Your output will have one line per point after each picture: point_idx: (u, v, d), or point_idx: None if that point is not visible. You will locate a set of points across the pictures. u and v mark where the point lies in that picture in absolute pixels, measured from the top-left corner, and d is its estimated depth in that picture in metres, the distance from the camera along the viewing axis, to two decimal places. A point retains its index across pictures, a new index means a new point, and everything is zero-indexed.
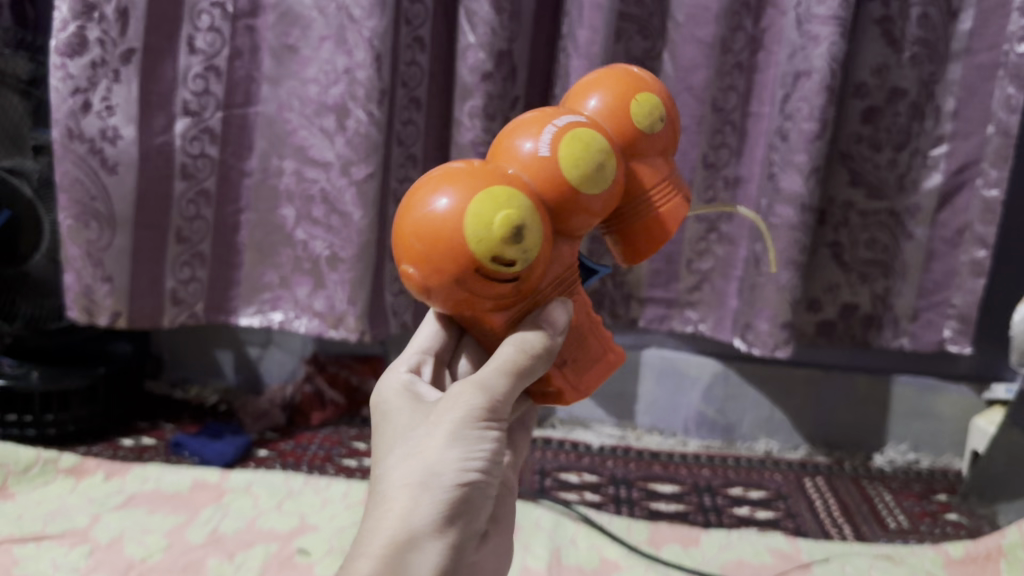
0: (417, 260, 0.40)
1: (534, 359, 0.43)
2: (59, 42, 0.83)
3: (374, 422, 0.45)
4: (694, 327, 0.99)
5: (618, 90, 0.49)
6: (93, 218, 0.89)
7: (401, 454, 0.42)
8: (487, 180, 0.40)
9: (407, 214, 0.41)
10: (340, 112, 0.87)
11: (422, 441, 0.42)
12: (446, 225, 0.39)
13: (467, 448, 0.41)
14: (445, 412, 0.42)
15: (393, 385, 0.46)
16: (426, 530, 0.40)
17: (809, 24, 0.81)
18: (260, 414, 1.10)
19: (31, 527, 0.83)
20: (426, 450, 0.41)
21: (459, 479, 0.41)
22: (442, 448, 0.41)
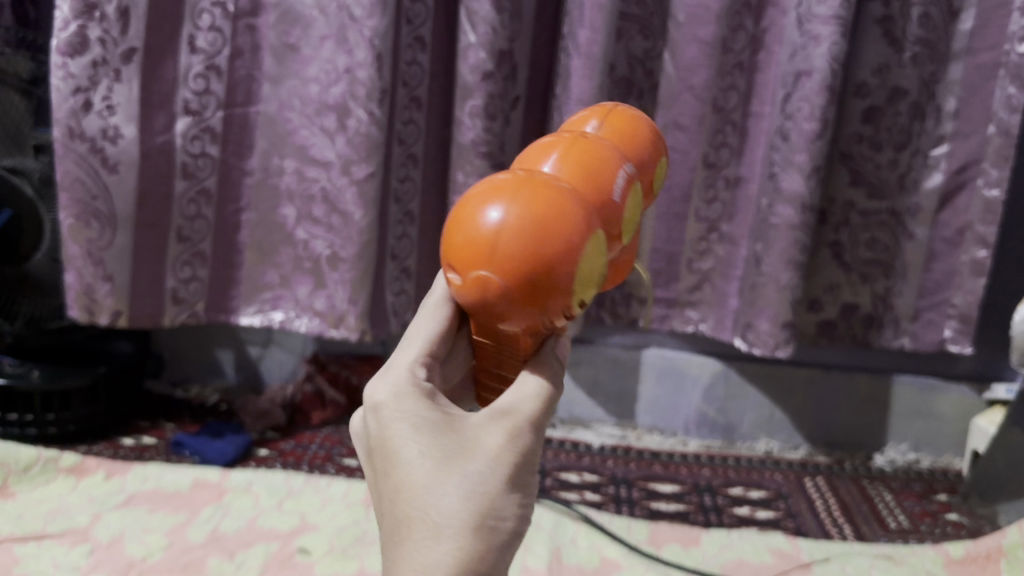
0: (509, 271, 0.37)
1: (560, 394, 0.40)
2: (61, 41, 0.83)
3: (401, 442, 0.36)
4: (695, 327, 1.00)
5: (644, 136, 0.50)
6: (93, 216, 0.89)
7: (455, 491, 0.34)
8: (550, 187, 0.38)
9: (491, 217, 0.37)
10: (341, 111, 0.87)
11: (486, 480, 0.35)
12: (532, 225, 0.36)
13: (525, 492, 0.36)
14: (506, 447, 0.36)
15: (421, 397, 0.37)
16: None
17: (810, 24, 0.81)
18: (261, 413, 1.09)
19: (32, 526, 0.83)
20: (491, 490, 0.35)
21: (518, 529, 0.36)
22: (508, 493, 0.35)
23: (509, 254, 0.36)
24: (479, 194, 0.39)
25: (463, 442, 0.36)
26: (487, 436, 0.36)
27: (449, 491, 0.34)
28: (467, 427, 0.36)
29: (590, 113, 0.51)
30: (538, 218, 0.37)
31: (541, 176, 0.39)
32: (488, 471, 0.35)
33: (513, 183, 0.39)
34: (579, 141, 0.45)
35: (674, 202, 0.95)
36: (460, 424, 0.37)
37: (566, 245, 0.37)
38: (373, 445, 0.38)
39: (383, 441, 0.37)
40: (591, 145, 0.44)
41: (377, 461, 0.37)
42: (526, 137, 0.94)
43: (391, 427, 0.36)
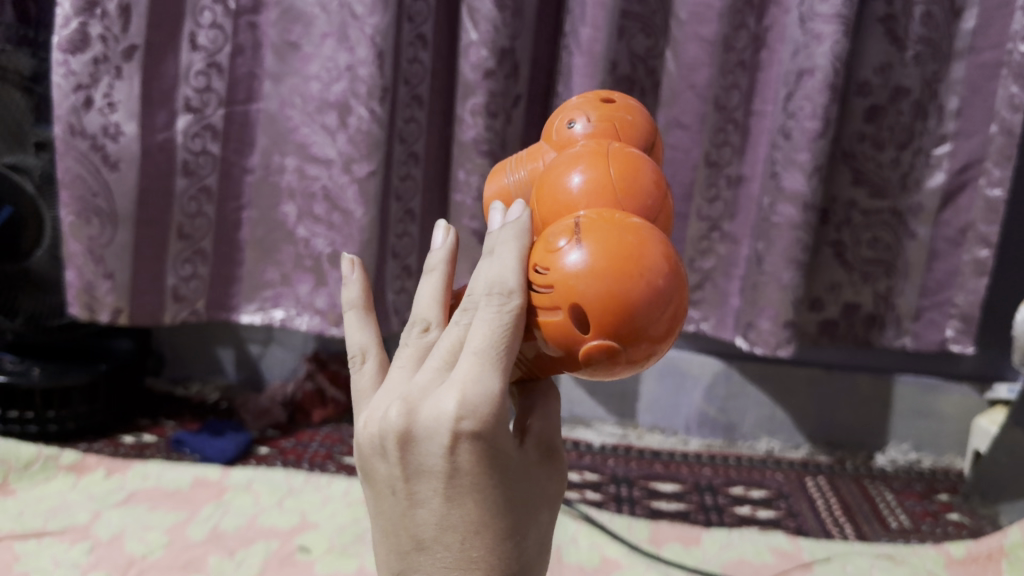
0: (601, 315, 0.36)
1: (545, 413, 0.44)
2: (62, 39, 0.83)
3: (484, 486, 0.36)
4: (696, 325, 1.00)
5: (648, 125, 0.48)
6: (95, 214, 0.89)
7: (518, 536, 0.38)
8: (612, 222, 0.38)
9: (589, 260, 0.36)
10: (342, 109, 0.87)
11: (537, 523, 0.40)
12: (623, 265, 0.36)
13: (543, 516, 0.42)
14: (547, 489, 0.41)
15: (504, 433, 0.36)
16: None
17: (812, 22, 0.81)
18: (261, 411, 1.09)
19: (32, 523, 0.83)
20: (537, 529, 0.40)
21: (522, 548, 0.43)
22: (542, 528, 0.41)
23: (633, 320, 0.36)
24: (554, 240, 0.38)
25: (527, 485, 0.39)
26: (536, 479, 0.39)
27: (520, 537, 0.38)
28: (527, 466, 0.39)
29: (599, 104, 0.48)
30: (638, 258, 0.36)
31: (642, 224, 0.38)
32: (538, 514, 0.40)
33: (627, 232, 0.37)
34: (598, 147, 0.43)
35: (675, 201, 0.94)
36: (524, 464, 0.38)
37: (676, 315, 0.37)
38: (447, 473, 0.35)
39: (455, 483, 0.35)
40: (612, 150, 0.43)
41: (445, 489, 0.36)
42: (528, 136, 0.94)
43: (481, 465, 0.35)
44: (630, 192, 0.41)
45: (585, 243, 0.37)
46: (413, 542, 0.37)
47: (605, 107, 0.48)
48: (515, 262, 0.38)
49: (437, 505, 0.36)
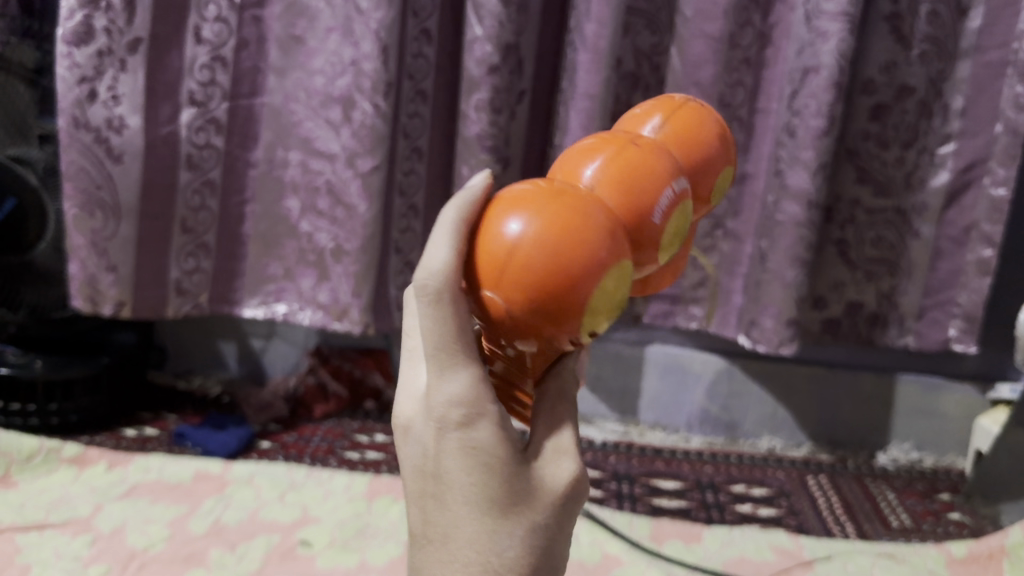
0: (534, 291, 0.36)
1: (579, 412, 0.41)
2: (67, 31, 0.83)
3: (470, 485, 0.35)
4: (699, 323, 1.00)
5: (696, 138, 0.47)
6: (98, 207, 0.89)
7: (515, 548, 0.36)
8: (559, 201, 0.37)
9: (524, 232, 0.36)
10: (346, 103, 0.87)
11: (551, 543, 0.37)
12: (550, 247, 0.36)
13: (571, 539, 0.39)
14: (568, 506, 0.37)
15: (486, 427, 0.35)
16: None
17: (818, 20, 0.81)
18: (263, 406, 1.10)
19: (34, 516, 0.83)
20: (546, 548, 0.37)
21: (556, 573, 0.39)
22: (557, 543, 0.37)
23: (568, 291, 0.36)
24: (501, 205, 0.38)
25: (531, 497, 0.36)
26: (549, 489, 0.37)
27: (520, 553, 0.36)
28: (536, 477, 0.37)
29: (653, 112, 0.48)
30: (573, 234, 0.36)
31: (594, 203, 0.38)
32: (551, 532, 0.37)
33: (567, 205, 0.37)
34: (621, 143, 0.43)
35: None
36: (526, 466, 0.37)
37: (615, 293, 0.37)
38: (433, 467, 0.36)
39: (440, 477, 0.36)
40: (629, 148, 0.42)
41: (433, 485, 0.37)
42: (531, 133, 0.95)
43: (462, 462, 0.35)
44: (626, 184, 0.40)
45: (530, 218, 0.37)
46: (411, 539, 0.38)
47: (653, 113, 0.48)
48: (445, 247, 0.36)
49: (428, 501, 0.37)
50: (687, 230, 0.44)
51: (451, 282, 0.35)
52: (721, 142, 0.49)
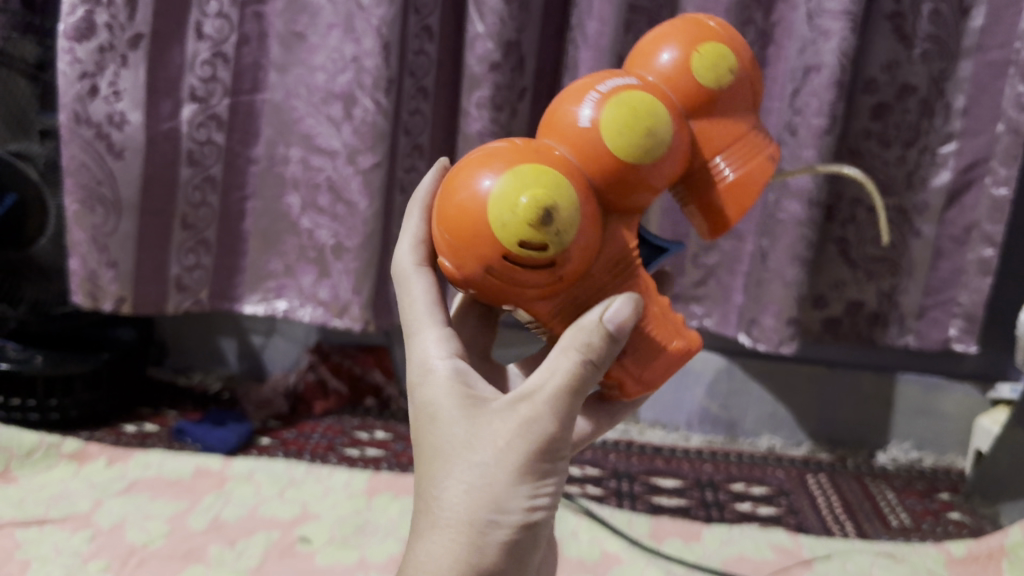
0: (464, 246, 0.41)
1: (574, 363, 0.42)
2: (68, 26, 0.83)
3: (427, 429, 0.45)
4: (699, 321, 1.00)
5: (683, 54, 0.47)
6: (99, 202, 0.89)
7: (460, 480, 0.43)
8: (485, 159, 0.42)
9: (449, 203, 0.42)
10: (348, 100, 0.87)
11: (494, 476, 0.42)
12: (467, 206, 0.41)
13: (537, 482, 0.43)
14: (513, 441, 0.42)
15: (436, 381, 0.46)
16: (488, 559, 0.42)
17: (820, 18, 0.81)
18: (263, 402, 1.11)
19: (34, 511, 0.83)
20: (493, 481, 0.42)
21: (522, 514, 0.42)
22: (494, 480, 0.42)
23: (480, 233, 0.40)
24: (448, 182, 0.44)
25: (472, 434, 0.43)
26: (494, 428, 0.43)
27: (461, 483, 0.43)
28: (481, 420, 0.44)
29: (657, 40, 0.48)
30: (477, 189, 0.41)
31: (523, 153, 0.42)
32: (493, 464, 0.42)
33: (485, 160, 0.42)
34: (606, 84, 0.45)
35: None
36: (474, 411, 0.44)
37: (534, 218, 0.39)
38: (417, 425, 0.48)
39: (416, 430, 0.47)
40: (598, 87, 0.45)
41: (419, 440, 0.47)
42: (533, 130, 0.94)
43: (421, 412, 0.46)
44: (572, 132, 0.43)
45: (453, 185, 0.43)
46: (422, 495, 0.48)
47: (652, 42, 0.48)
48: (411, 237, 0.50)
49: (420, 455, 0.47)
50: (661, 134, 0.43)
51: (417, 255, 0.50)
52: (700, 38, 0.47)
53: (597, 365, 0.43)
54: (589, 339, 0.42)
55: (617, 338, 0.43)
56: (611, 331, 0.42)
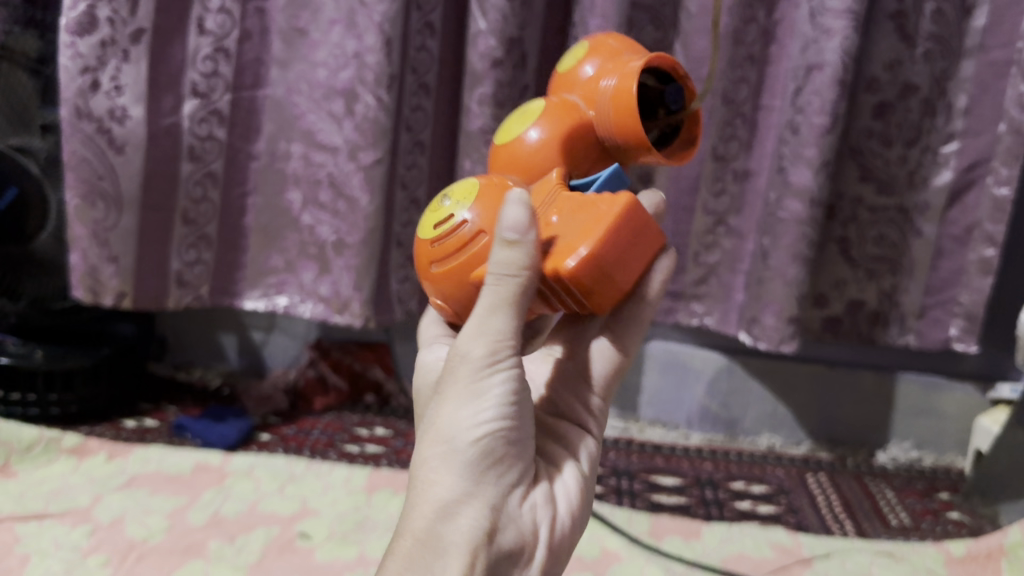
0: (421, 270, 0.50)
1: (489, 282, 0.45)
2: (70, 20, 0.83)
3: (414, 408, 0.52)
4: (700, 320, 1.00)
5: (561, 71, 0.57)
6: (100, 197, 0.89)
7: (423, 430, 0.48)
8: None
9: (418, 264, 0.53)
10: (350, 96, 0.87)
11: (441, 412, 0.46)
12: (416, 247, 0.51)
13: (477, 404, 0.46)
14: (450, 378, 0.47)
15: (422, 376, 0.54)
16: (451, 489, 0.45)
17: (822, 17, 0.81)
18: (263, 398, 1.10)
19: (33, 505, 0.83)
20: (440, 418, 0.46)
21: (469, 437, 0.46)
22: (442, 411, 0.46)
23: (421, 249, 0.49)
24: None
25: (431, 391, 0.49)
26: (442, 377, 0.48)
27: (424, 433, 0.48)
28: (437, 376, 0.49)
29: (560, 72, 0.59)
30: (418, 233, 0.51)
31: None
32: (439, 404, 0.47)
33: None
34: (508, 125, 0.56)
35: (681, 194, 0.95)
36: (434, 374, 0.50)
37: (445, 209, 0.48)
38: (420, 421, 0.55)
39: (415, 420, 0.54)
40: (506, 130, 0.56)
41: None
42: None
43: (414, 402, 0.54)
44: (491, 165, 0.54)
45: None
46: None
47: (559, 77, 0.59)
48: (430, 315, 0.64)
49: None
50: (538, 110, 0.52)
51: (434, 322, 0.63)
52: (558, 68, 0.57)
53: (519, 275, 0.44)
54: (497, 256, 0.44)
55: (525, 242, 0.43)
56: (511, 233, 0.43)
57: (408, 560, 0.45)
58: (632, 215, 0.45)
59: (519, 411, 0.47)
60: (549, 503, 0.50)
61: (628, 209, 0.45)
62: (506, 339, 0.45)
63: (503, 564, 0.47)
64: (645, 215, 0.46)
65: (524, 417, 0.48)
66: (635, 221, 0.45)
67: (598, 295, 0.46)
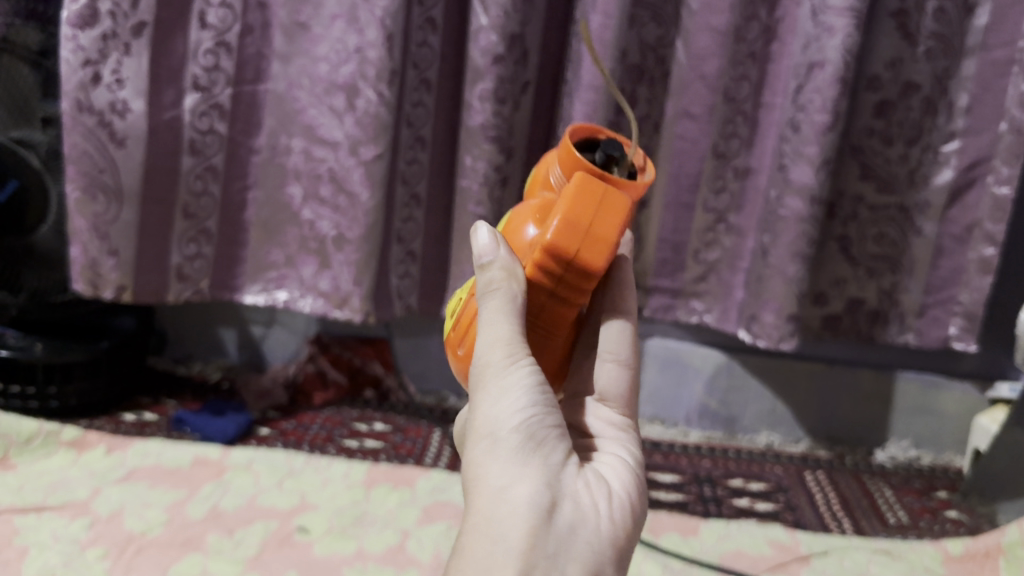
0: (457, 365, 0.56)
1: (485, 301, 0.50)
2: (71, 13, 0.82)
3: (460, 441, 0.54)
4: (699, 317, 1.00)
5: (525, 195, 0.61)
6: (101, 190, 0.88)
7: (466, 442, 0.49)
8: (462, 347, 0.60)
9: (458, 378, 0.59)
10: (351, 90, 0.87)
11: (476, 416, 0.48)
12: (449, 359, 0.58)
13: (507, 394, 0.48)
14: (478, 384, 0.49)
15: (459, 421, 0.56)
16: (500, 477, 0.46)
17: (824, 15, 0.80)
18: (263, 392, 1.10)
19: (33, 498, 0.83)
20: (478, 420, 0.48)
21: (508, 426, 0.47)
22: (479, 413, 0.48)
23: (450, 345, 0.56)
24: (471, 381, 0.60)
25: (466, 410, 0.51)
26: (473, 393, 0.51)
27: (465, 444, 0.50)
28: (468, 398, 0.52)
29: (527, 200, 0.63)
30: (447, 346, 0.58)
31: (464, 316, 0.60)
32: (474, 411, 0.49)
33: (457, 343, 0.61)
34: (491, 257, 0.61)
35: (682, 191, 0.95)
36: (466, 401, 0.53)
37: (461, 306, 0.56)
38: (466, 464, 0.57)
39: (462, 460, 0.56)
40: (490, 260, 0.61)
41: None
42: (535, 124, 0.95)
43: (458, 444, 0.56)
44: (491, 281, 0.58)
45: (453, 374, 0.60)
46: None
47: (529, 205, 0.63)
48: None
49: None
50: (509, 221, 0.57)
51: None
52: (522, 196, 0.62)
53: (506, 283, 0.49)
54: (481, 283, 0.51)
55: (498, 261, 0.51)
56: (484, 258, 0.51)
57: (477, 554, 0.44)
58: (585, 189, 0.49)
59: (551, 399, 0.49)
60: (605, 487, 0.50)
61: (579, 185, 0.49)
62: (517, 338, 0.49)
63: (576, 543, 0.45)
64: (598, 185, 0.49)
65: (554, 403, 0.49)
66: (589, 192, 0.49)
67: (587, 255, 0.49)
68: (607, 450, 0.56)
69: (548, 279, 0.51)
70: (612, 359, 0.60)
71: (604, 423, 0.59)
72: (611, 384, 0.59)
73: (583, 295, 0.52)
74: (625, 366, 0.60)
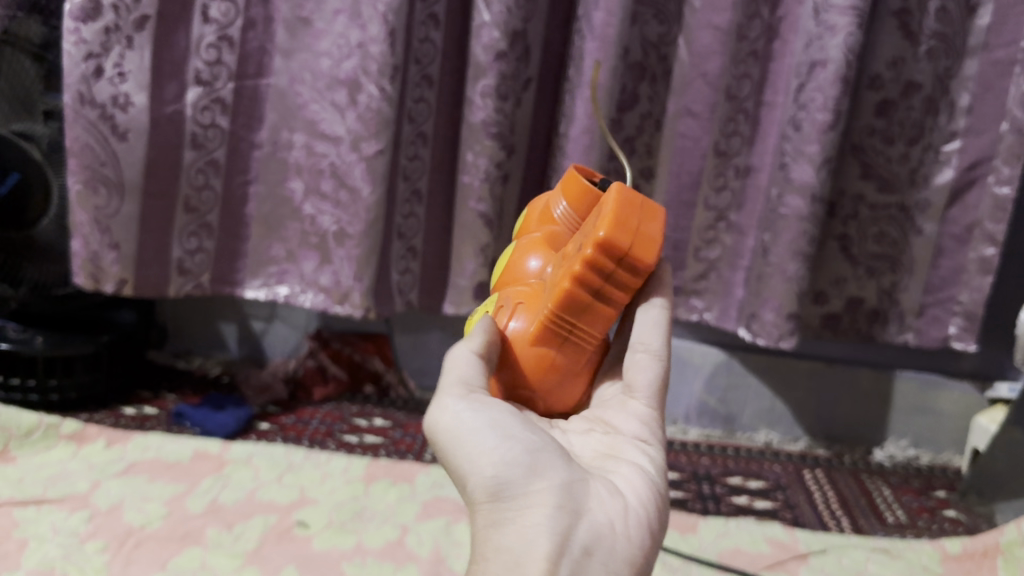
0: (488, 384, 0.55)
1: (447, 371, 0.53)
2: (74, 7, 0.83)
3: None
4: (699, 315, 1.00)
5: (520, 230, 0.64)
6: (102, 183, 0.89)
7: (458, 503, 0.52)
8: None
9: None
10: (352, 86, 0.87)
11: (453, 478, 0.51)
12: None
13: (465, 452, 0.49)
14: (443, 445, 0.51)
15: None
16: (484, 532, 0.48)
17: (826, 14, 0.80)
18: (263, 387, 1.10)
19: (32, 490, 0.83)
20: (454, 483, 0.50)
21: (475, 483, 0.49)
22: (453, 477, 0.50)
23: None
24: None
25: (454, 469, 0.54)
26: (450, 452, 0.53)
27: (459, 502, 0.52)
28: None
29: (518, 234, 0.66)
30: None
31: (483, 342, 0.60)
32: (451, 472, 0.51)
33: None
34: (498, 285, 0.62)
35: (683, 189, 0.95)
36: None
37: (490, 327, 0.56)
38: None
39: None
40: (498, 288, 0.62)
41: None
42: (536, 121, 0.95)
43: None
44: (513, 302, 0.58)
45: None
46: None
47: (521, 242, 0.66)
48: None
49: None
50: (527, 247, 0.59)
51: None
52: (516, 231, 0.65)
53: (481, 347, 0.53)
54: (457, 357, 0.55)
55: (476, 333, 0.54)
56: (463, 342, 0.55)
57: None
58: (627, 195, 0.51)
59: (513, 436, 0.50)
60: (604, 497, 0.50)
61: (618, 192, 0.51)
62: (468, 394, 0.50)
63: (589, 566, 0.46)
64: (636, 193, 0.52)
65: (516, 440, 0.50)
66: (631, 197, 0.51)
67: (638, 251, 0.50)
68: (626, 456, 0.55)
69: (594, 283, 0.51)
70: (644, 352, 0.58)
71: (629, 416, 0.58)
72: (640, 376, 0.58)
73: (625, 295, 0.52)
74: (658, 358, 0.58)
